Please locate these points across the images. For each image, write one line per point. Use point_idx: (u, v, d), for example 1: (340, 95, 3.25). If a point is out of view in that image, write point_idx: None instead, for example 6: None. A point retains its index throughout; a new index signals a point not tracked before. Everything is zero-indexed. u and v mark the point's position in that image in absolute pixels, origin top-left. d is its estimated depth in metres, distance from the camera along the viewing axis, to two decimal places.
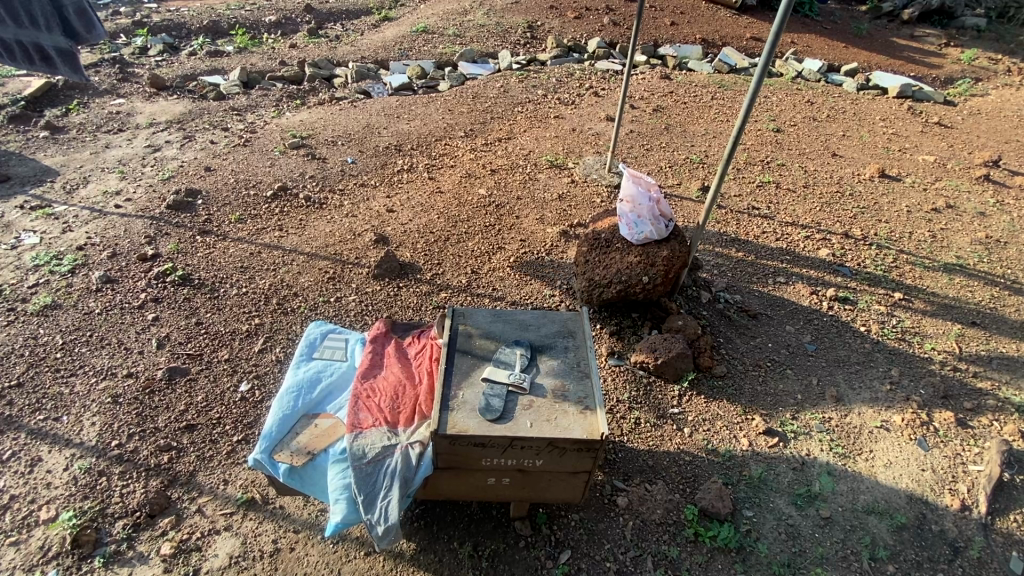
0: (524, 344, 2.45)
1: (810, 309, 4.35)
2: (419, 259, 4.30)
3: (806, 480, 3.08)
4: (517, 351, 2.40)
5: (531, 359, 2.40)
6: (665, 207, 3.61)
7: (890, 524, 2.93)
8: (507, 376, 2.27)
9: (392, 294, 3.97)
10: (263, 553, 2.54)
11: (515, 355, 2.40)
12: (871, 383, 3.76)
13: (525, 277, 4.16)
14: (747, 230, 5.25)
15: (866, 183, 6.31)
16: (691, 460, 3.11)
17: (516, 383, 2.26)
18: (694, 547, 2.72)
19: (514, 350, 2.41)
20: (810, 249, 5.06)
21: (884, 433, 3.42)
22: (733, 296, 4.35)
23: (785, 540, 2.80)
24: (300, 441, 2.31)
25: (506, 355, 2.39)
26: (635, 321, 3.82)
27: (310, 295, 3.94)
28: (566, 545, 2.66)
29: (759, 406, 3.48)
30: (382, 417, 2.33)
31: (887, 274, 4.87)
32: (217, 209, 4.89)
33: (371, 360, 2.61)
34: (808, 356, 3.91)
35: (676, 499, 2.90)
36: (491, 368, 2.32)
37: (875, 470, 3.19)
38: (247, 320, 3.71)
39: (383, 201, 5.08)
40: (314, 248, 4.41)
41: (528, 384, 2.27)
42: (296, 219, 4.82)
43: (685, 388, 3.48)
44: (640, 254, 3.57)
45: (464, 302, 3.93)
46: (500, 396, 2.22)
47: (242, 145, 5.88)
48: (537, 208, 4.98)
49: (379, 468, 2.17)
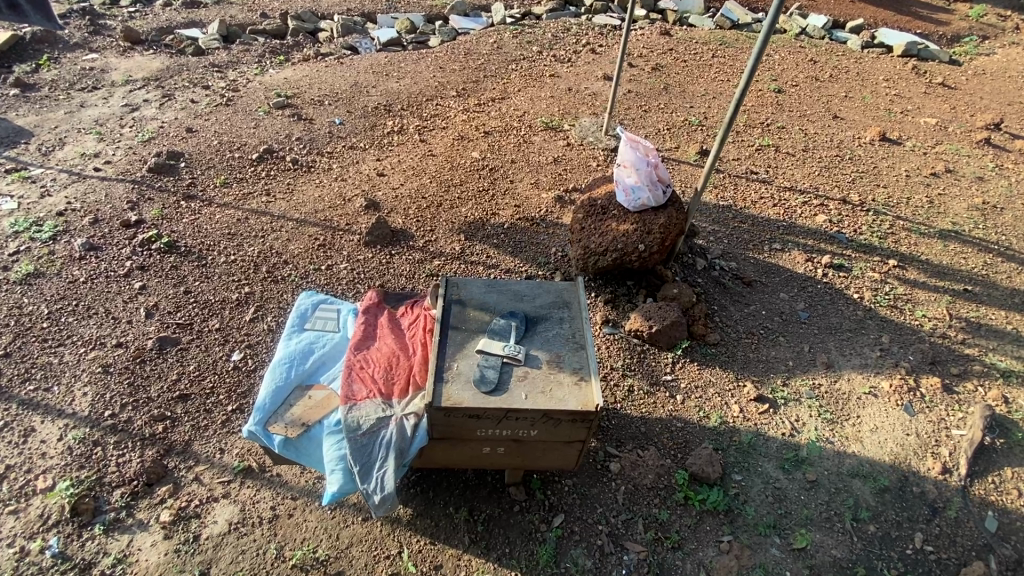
0: (518, 315, 2.42)
1: (804, 276, 4.36)
2: (411, 226, 4.21)
3: (794, 446, 3.15)
4: (511, 322, 2.37)
5: (525, 330, 2.37)
6: (662, 171, 3.50)
7: (873, 487, 3.02)
8: (501, 348, 2.25)
9: (384, 261, 3.89)
10: (261, 519, 2.57)
11: (510, 326, 2.37)
12: (861, 350, 3.81)
13: (519, 243, 4.10)
14: (745, 195, 5.19)
15: (866, 147, 6.24)
16: (682, 427, 3.15)
17: (511, 355, 2.23)
18: (683, 510, 2.78)
19: (508, 321, 2.39)
20: (807, 216, 5.03)
21: (872, 400, 3.48)
22: (728, 263, 4.34)
23: (772, 502, 2.88)
24: (293, 413, 2.26)
25: (499, 326, 2.37)
26: (630, 289, 3.79)
27: (300, 263, 3.86)
28: (560, 509, 2.71)
29: (751, 373, 3.51)
30: (376, 389, 2.30)
31: (882, 241, 4.88)
32: (202, 172, 4.80)
33: (365, 331, 2.56)
34: (800, 324, 3.94)
35: (667, 464, 2.95)
36: (485, 340, 2.30)
37: (860, 435, 3.26)
38: (236, 288, 3.65)
39: (373, 165, 4.94)
40: (303, 215, 4.32)
41: (522, 356, 2.25)
42: (284, 184, 4.72)
43: (678, 356, 3.50)
44: (636, 221, 3.50)
45: (457, 270, 3.87)
46: (494, 369, 2.20)
47: (224, 105, 5.66)
48: (531, 172, 4.87)
49: (374, 440, 2.15)
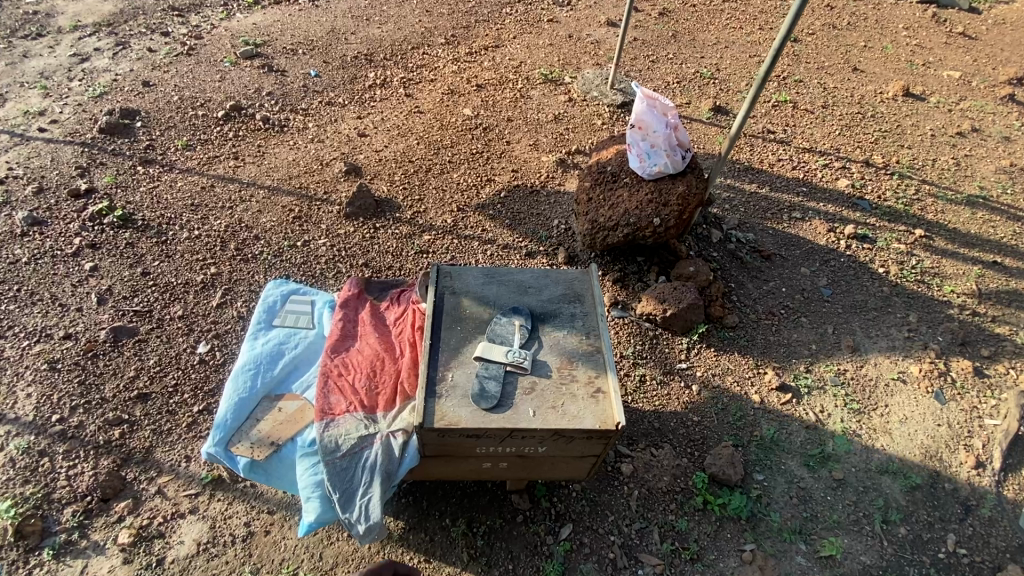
0: (522, 312, 2.07)
1: (827, 249, 4.02)
2: (397, 194, 3.77)
3: (819, 440, 2.90)
4: (515, 321, 2.04)
5: (532, 330, 2.03)
6: (681, 135, 3.12)
7: (904, 485, 2.79)
8: (503, 353, 1.91)
9: (368, 236, 3.48)
10: (234, 538, 2.29)
11: (513, 325, 2.03)
12: (888, 330, 3.52)
13: (518, 214, 3.70)
14: (761, 158, 4.77)
15: (888, 103, 5.79)
16: (699, 421, 2.88)
17: (515, 363, 1.90)
18: (702, 516, 2.54)
19: (510, 319, 2.05)
20: (828, 180, 4.64)
21: (900, 386, 3.22)
22: (745, 235, 3.98)
23: (796, 505, 2.65)
24: (260, 430, 1.93)
25: (500, 325, 2.03)
26: (641, 266, 3.43)
27: (273, 238, 3.45)
28: (568, 519, 2.46)
29: (772, 359, 3.22)
30: (357, 401, 1.96)
31: (907, 208, 4.52)
32: (161, 133, 4.29)
33: (343, 329, 2.21)
34: (823, 302, 3.63)
35: (684, 464, 2.69)
36: (484, 343, 1.96)
37: (889, 427, 3.02)
38: (200, 269, 3.24)
39: (354, 123, 4.45)
40: (275, 182, 3.86)
41: (529, 363, 1.91)
42: (254, 146, 4.23)
43: (694, 341, 3.19)
44: (652, 191, 3.09)
45: (449, 245, 3.48)
46: (495, 379, 1.86)
47: (186, 55, 5.05)
48: (530, 131, 4.40)
49: (356, 463, 1.83)
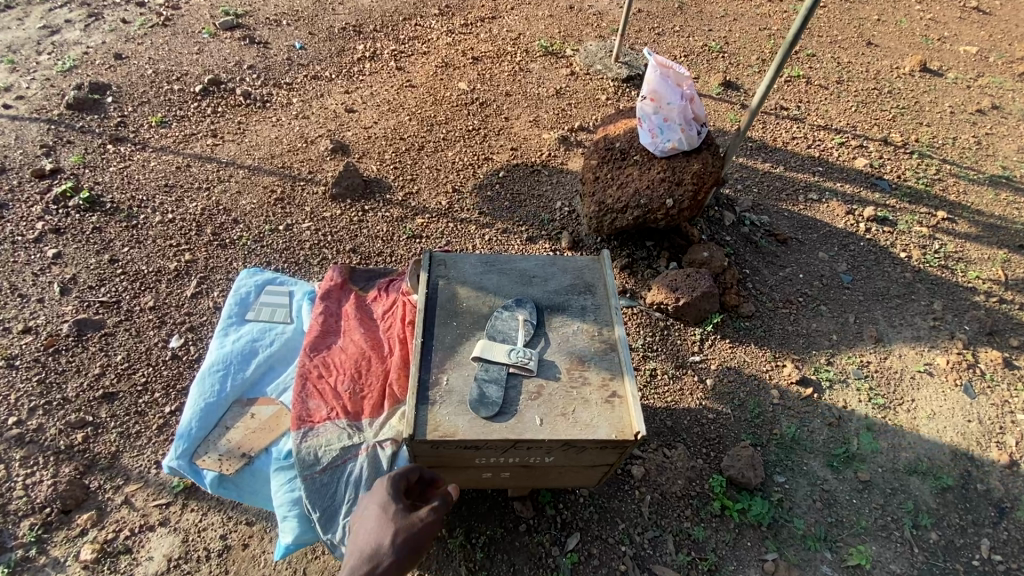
0: (526, 305, 1.84)
1: (846, 232, 3.78)
2: (387, 174, 3.51)
3: (843, 438, 2.70)
4: (518, 316, 1.81)
5: (537, 326, 1.80)
6: (698, 108, 2.84)
7: (933, 486, 2.60)
8: (505, 353, 1.68)
9: (356, 219, 3.22)
10: (209, 553, 2.08)
11: (516, 321, 1.80)
12: (912, 319, 3.31)
13: (518, 195, 3.44)
14: (774, 136, 4.50)
15: (905, 79, 5.50)
16: (715, 419, 2.67)
17: (519, 364, 1.67)
18: (720, 523, 2.34)
19: (513, 314, 1.82)
20: (845, 159, 4.38)
21: (927, 379, 3.02)
22: (760, 217, 3.73)
23: (820, 509, 2.46)
24: (230, 440, 1.71)
25: (502, 320, 1.80)
26: (650, 251, 3.20)
27: (254, 221, 3.19)
28: (575, 528, 2.26)
29: (791, 350, 3.01)
30: (339, 407, 1.74)
31: (928, 189, 4.28)
32: (133, 109, 3.99)
33: (325, 324, 1.97)
34: (843, 289, 3.41)
35: (699, 466, 2.49)
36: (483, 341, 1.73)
37: (916, 423, 2.82)
38: (173, 255, 2.98)
39: (341, 99, 4.15)
40: (256, 161, 3.59)
41: (535, 363, 1.69)
42: (234, 122, 3.94)
43: (708, 332, 2.97)
44: (665, 169, 2.84)
45: (444, 229, 3.23)
46: (497, 383, 1.64)
47: (161, 26, 4.71)
48: (529, 106, 4.12)
49: (338, 478, 1.61)
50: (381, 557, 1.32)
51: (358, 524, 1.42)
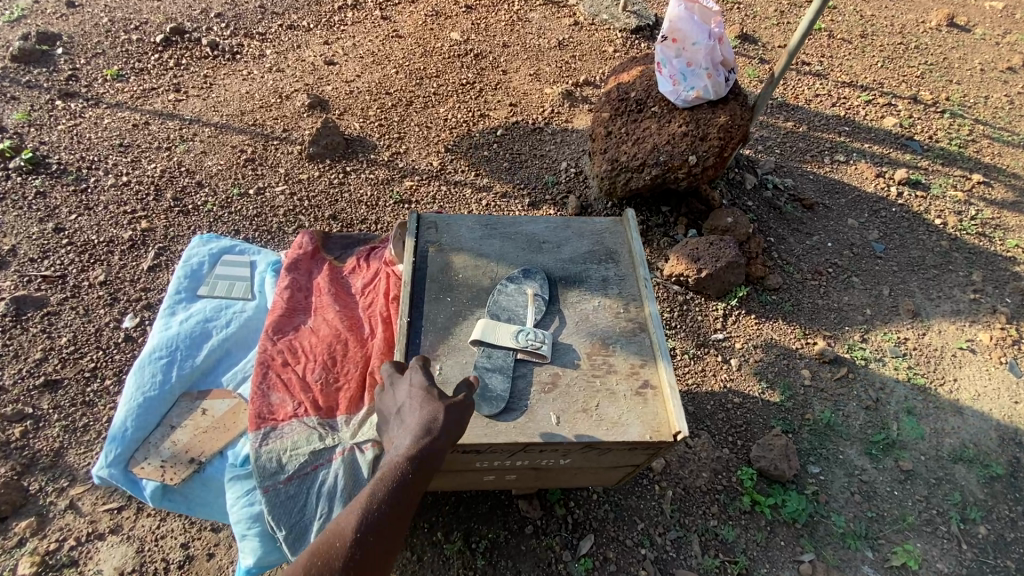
0: (536, 276, 1.65)
1: (876, 197, 3.46)
2: (372, 132, 3.13)
3: (881, 423, 2.44)
4: (527, 290, 1.61)
5: (549, 303, 1.62)
6: (727, 50, 2.47)
7: (981, 475, 2.35)
8: (513, 338, 1.48)
9: (336, 182, 2.86)
10: (168, 565, 1.80)
11: (524, 296, 1.61)
12: (951, 291, 3.02)
13: (518, 156, 3.08)
14: (795, 93, 4.13)
15: (933, 34, 5.09)
16: (741, 404, 2.40)
17: (528, 350, 1.48)
18: (749, 521, 2.09)
19: (520, 288, 1.62)
20: (872, 119, 4.02)
21: (969, 357, 2.74)
22: (784, 181, 3.40)
23: (859, 503, 2.20)
24: (177, 441, 1.52)
25: (506, 296, 1.60)
26: (667, 217, 2.87)
27: (220, 185, 2.82)
28: (588, 528, 2.00)
29: (822, 326, 2.72)
30: (309, 401, 1.54)
31: (962, 150, 3.93)
32: (86, 61, 3.55)
33: (292, 303, 1.76)
34: (876, 259, 3.11)
35: (725, 457, 2.23)
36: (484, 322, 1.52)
37: (960, 405, 2.55)
38: (128, 224, 2.63)
39: (320, 50, 3.73)
40: (224, 118, 3.19)
41: (547, 347, 1.50)
42: (199, 76, 3.52)
43: (731, 307, 2.68)
44: (687, 121, 2.49)
45: (436, 193, 2.88)
46: (502, 373, 1.45)
47: None
48: (530, 58, 3.72)
49: (308, 488, 1.41)
50: (438, 424, 1.24)
51: (399, 400, 1.31)
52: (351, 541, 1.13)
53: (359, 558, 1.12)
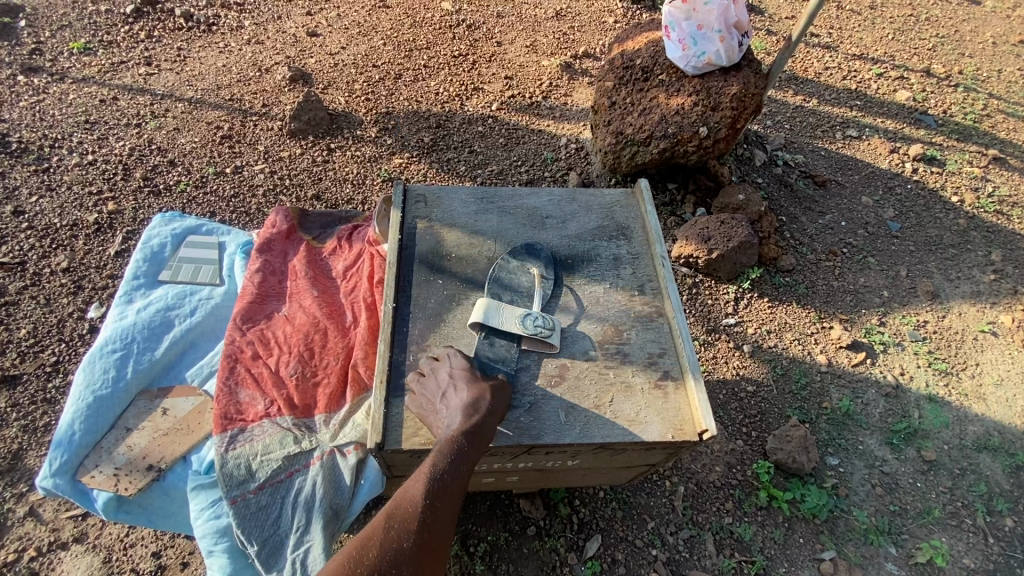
0: (541, 254, 1.49)
1: (890, 174, 3.29)
2: (357, 107, 2.92)
3: (902, 411, 2.30)
4: (532, 270, 1.45)
5: (555, 282, 1.46)
6: (741, 11, 2.27)
7: (1007, 465, 2.22)
8: (520, 323, 1.32)
9: (319, 160, 2.67)
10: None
11: (528, 276, 1.44)
12: (970, 272, 2.87)
13: (515, 131, 2.89)
14: (804, 66, 3.95)
15: (943, 6, 4.89)
16: (755, 392, 2.26)
17: (535, 338, 1.32)
18: (766, 517, 1.96)
19: (524, 266, 1.46)
20: (884, 92, 3.84)
21: (991, 341, 2.61)
22: (795, 157, 3.23)
23: (881, 495, 2.07)
24: (133, 446, 1.38)
25: (508, 274, 1.44)
26: (674, 195, 2.70)
27: (194, 164, 2.62)
28: (594, 528, 1.86)
29: (837, 309, 2.57)
30: (281, 399, 1.39)
31: (977, 125, 3.76)
32: (50, 34, 3.31)
33: (264, 288, 1.60)
34: (891, 238, 2.95)
35: (739, 450, 2.10)
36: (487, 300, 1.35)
37: (983, 392, 2.41)
38: (93, 206, 2.43)
39: (302, 21, 3.50)
40: (198, 93, 2.97)
41: (555, 336, 1.34)
42: (173, 48, 3.29)
43: (743, 290, 2.53)
44: (697, 91, 2.31)
45: (428, 172, 2.69)
46: (504, 362, 1.30)
47: None
48: (525, 29, 3.50)
49: (281, 499, 1.27)
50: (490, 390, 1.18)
51: (440, 366, 1.23)
52: (423, 505, 1.05)
53: (433, 519, 1.06)
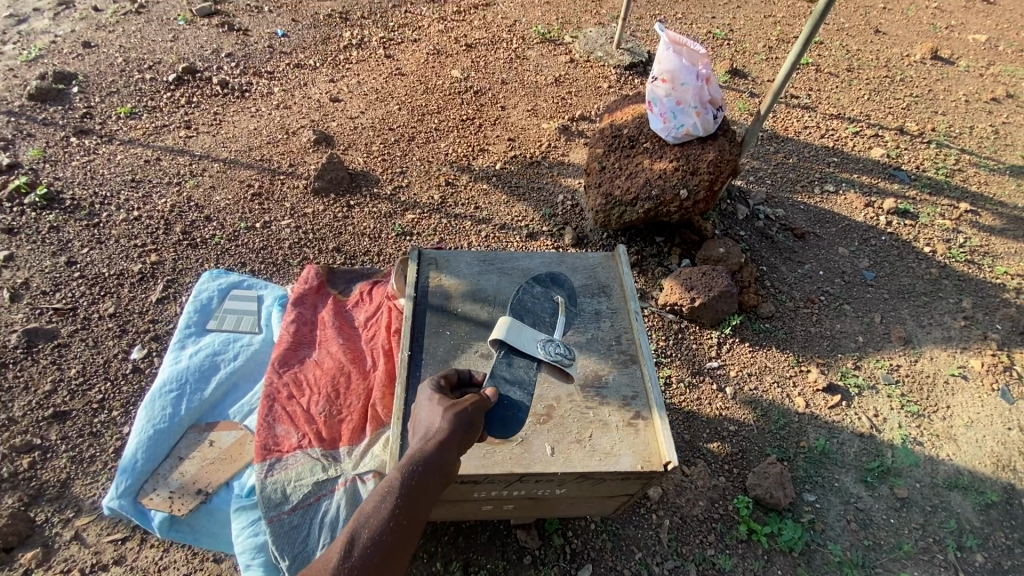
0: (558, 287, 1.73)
1: (865, 226, 3.54)
2: (375, 166, 3.24)
3: (876, 450, 2.47)
4: (555, 297, 1.69)
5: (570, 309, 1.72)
6: (714, 89, 2.58)
7: (977, 503, 2.36)
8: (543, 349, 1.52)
9: (340, 215, 2.96)
10: None
11: (552, 305, 1.68)
12: (941, 318, 3.07)
13: (517, 188, 3.19)
14: (785, 126, 4.27)
15: (917, 67, 5.26)
16: (736, 431, 2.44)
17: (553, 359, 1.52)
18: (746, 549, 2.11)
19: (547, 296, 1.68)
20: (860, 149, 4.15)
21: (961, 384, 2.78)
22: (775, 211, 3.49)
23: (856, 531, 2.22)
24: (184, 474, 1.59)
25: (535, 299, 1.66)
26: (661, 248, 2.96)
27: (228, 219, 2.91)
28: (586, 558, 2.02)
29: (815, 354, 2.77)
30: (313, 432, 1.60)
31: (948, 180, 4.02)
32: (100, 99, 3.70)
33: (298, 336, 1.84)
34: (866, 287, 3.18)
35: (721, 486, 2.26)
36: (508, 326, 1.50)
37: (954, 433, 2.58)
38: (138, 257, 2.71)
39: (326, 87, 3.89)
40: (232, 154, 3.30)
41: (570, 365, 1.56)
42: (209, 112, 3.66)
43: (725, 336, 2.74)
44: (677, 157, 2.60)
45: (437, 226, 2.97)
46: (521, 385, 1.45)
47: (134, 13, 4.45)
48: (527, 95, 3.87)
49: (309, 520, 1.46)
50: (443, 416, 1.29)
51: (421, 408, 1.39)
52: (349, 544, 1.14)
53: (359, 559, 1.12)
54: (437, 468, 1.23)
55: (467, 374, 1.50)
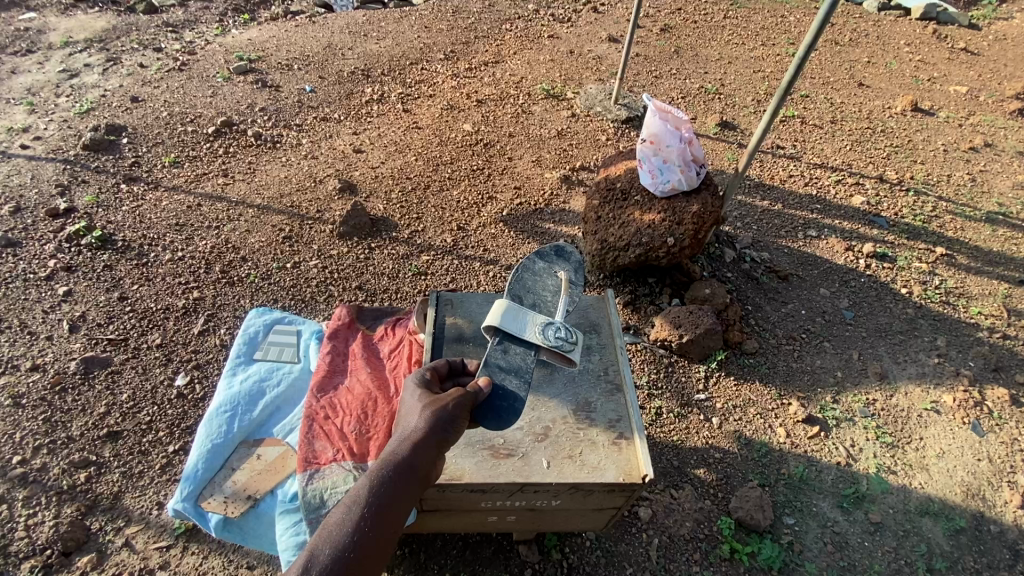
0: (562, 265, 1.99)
1: (845, 269, 3.81)
2: (394, 213, 3.58)
3: (852, 478, 2.67)
4: (557, 273, 1.96)
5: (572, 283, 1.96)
6: (695, 149, 2.94)
7: (947, 528, 2.54)
8: (540, 334, 1.72)
9: (362, 257, 3.28)
10: None
11: (556, 282, 1.94)
12: (917, 356, 3.29)
13: (522, 233, 3.51)
14: (771, 174, 4.61)
15: (898, 118, 5.63)
16: (721, 459, 2.66)
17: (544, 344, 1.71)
18: (729, 567, 2.31)
19: (549, 274, 1.95)
20: (842, 197, 4.46)
21: (935, 418, 2.99)
22: (761, 254, 3.78)
23: (832, 552, 2.41)
24: (236, 481, 1.86)
25: (540, 279, 1.93)
26: (653, 288, 3.24)
27: (262, 260, 3.24)
28: (581, 571, 2.23)
29: (796, 388, 3.00)
30: (345, 447, 1.85)
31: (926, 225, 4.30)
32: (147, 149, 4.10)
33: (332, 365, 2.12)
34: (846, 325, 3.42)
35: (707, 508, 2.47)
36: (503, 315, 1.73)
37: (926, 463, 2.78)
38: (182, 293, 3.03)
39: (350, 139, 4.28)
40: (265, 200, 3.66)
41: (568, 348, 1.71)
42: (244, 162, 4.05)
43: (712, 370, 2.99)
44: (665, 209, 2.90)
45: (449, 267, 3.27)
46: (516, 373, 1.68)
47: (177, 70, 4.93)
48: (532, 147, 4.24)
49: None
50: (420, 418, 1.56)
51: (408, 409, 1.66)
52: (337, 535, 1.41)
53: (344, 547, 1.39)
54: (409, 468, 1.50)
55: (461, 365, 1.81)
